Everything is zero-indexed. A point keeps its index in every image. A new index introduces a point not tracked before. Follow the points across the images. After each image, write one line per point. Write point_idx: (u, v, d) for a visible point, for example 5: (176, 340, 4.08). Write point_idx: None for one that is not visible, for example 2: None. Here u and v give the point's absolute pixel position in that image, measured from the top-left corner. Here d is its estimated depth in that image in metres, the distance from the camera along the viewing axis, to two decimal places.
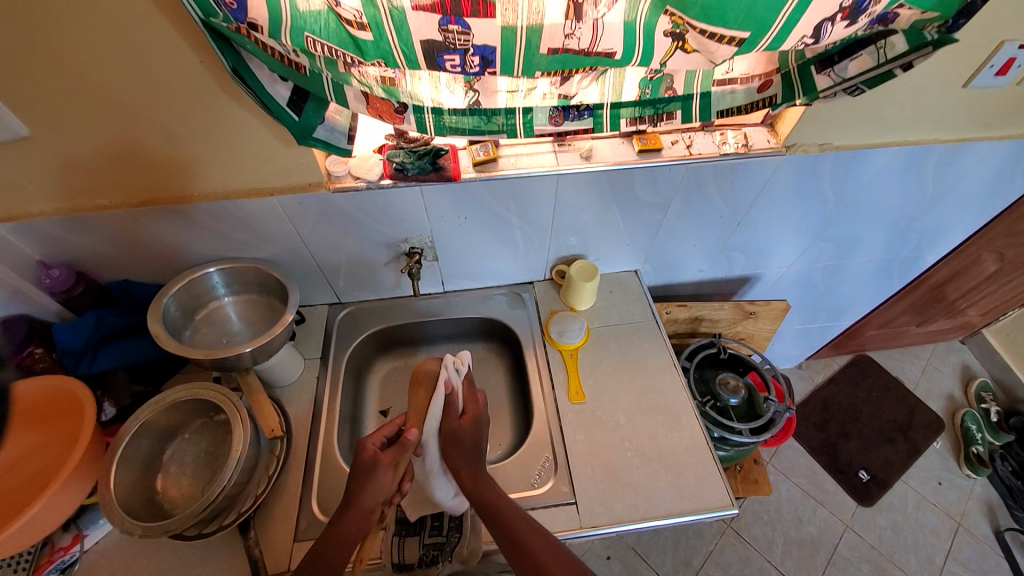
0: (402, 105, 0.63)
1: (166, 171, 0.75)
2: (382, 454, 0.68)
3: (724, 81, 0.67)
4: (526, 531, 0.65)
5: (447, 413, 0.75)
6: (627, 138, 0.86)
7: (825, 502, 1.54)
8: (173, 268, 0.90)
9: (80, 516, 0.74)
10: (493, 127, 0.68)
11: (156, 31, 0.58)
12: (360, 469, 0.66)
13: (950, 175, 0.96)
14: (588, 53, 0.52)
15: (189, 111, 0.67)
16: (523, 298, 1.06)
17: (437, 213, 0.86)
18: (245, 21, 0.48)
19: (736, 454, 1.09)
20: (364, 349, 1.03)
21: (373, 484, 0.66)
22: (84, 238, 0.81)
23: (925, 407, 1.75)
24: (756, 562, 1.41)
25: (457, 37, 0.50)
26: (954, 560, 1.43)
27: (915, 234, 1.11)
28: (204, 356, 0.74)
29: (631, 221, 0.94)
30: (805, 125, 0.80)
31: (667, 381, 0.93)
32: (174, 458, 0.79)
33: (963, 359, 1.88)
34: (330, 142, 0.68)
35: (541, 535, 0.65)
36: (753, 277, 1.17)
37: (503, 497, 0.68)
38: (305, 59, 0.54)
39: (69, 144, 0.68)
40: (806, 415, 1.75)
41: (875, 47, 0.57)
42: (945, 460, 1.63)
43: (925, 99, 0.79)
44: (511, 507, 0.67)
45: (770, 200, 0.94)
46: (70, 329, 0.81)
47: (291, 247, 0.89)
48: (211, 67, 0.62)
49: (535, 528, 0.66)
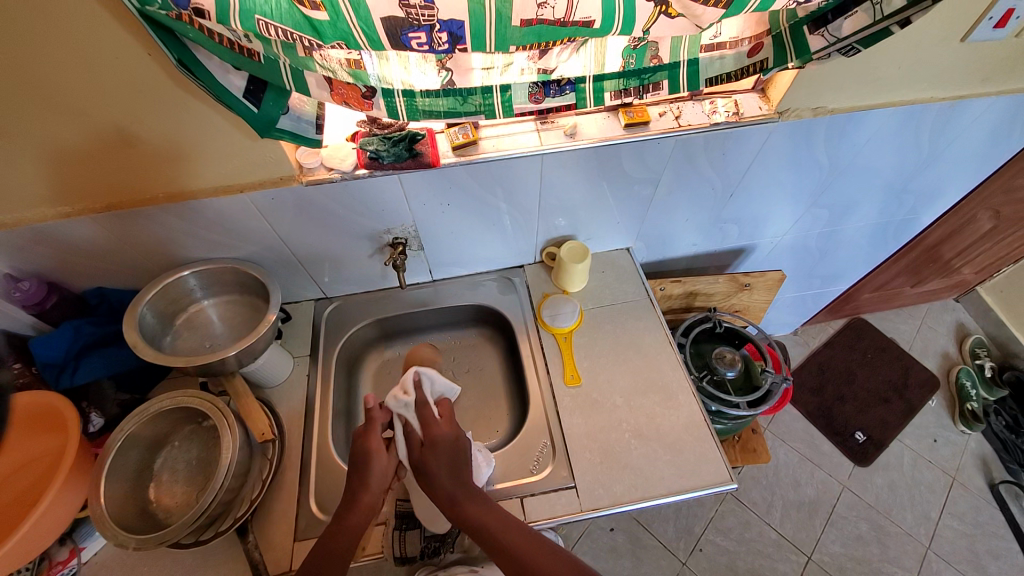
0: (370, 89, 0.59)
1: (128, 172, 0.70)
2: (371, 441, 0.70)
3: (712, 47, 0.62)
4: (506, 530, 0.64)
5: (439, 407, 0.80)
6: (613, 112, 0.82)
7: (823, 463, 1.56)
8: (149, 273, 0.86)
9: (75, 530, 0.73)
10: (470, 108, 0.63)
11: (95, 21, 0.53)
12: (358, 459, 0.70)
13: (947, 134, 0.93)
14: (564, 23, 0.48)
15: (145, 107, 0.63)
16: (513, 282, 1.04)
17: (418, 202, 0.82)
18: (188, 7, 0.45)
19: (734, 427, 1.09)
20: (355, 343, 1.01)
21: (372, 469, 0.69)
22: (49, 246, 0.77)
23: (919, 367, 1.77)
24: (756, 525, 1.44)
25: (420, 12, 0.46)
26: (948, 513, 1.47)
27: (910, 196, 1.09)
28: (186, 363, 0.71)
29: (620, 198, 0.91)
30: (799, 89, 0.76)
31: (663, 359, 0.92)
32: (165, 467, 0.77)
33: (957, 317, 1.88)
34: (297, 133, 0.64)
35: (523, 533, 0.64)
36: (747, 248, 1.15)
37: (484, 509, 0.66)
38: (259, 44, 0.50)
39: (17, 150, 0.64)
40: (803, 381, 1.76)
41: (871, 3, 0.53)
42: (939, 417, 1.66)
43: (922, 56, 0.75)
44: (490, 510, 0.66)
45: (762, 169, 0.91)
46: (47, 342, 0.78)
47: (269, 244, 0.85)
48: (160, 59, 0.58)
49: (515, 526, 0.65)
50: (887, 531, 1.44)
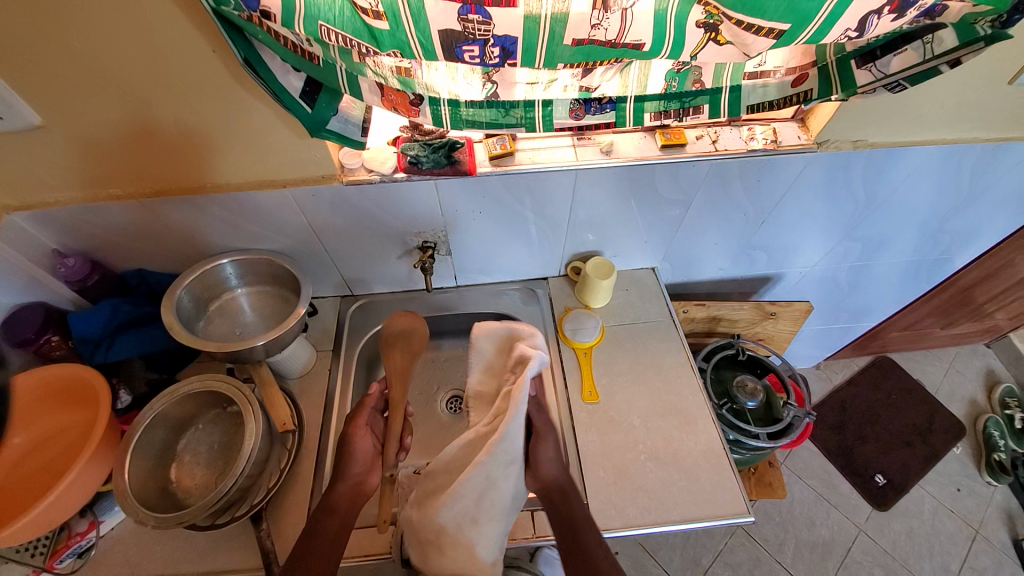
0: (418, 97, 0.61)
1: (177, 160, 0.74)
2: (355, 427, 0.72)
3: (757, 74, 0.63)
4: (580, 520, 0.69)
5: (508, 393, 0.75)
6: (650, 132, 0.82)
7: (839, 504, 1.51)
8: (187, 259, 0.89)
9: (97, 503, 0.75)
10: (511, 120, 0.66)
11: (166, 18, 0.56)
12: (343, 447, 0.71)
13: (990, 175, 0.91)
14: (614, 45, 0.49)
15: (201, 101, 0.66)
16: (536, 293, 1.04)
17: (451, 208, 0.84)
18: (257, 9, 0.47)
19: (751, 458, 1.07)
20: (377, 342, 1.02)
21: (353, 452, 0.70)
22: (99, 226, 0.81)
23: (947, 412, 1.71)
24: (766, 562, 1.40)
25: (477, 26, 0.47)
26: (971, 568, 1.40)
27: (947, 236, 1.07)
28: (217, 348, 0.73)
29: (650, 217, 0.91)
30: (840, 120, 0.76)
31: (683, 382, 0.91)
32: (188, 448, 0.79)
33: (989, 363, 1.82)
34: (343, 134, 0.67)
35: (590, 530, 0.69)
36: (774, 276, 1.13)
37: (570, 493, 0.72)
38: (320, 48, 0.53)
39: (79, 132, 0.68)
40: (822, 417, 1.71)
41: (921, 42, 0.54)
42: (965, 466, 1.59)
43: (968, 95, 0.74)
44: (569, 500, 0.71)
45: (796, 199, 0.90)
46: (86, 318, 0.81)
47: (303, 239, 0.88)
48: (222, 57, 0.61)
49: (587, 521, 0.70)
50: None
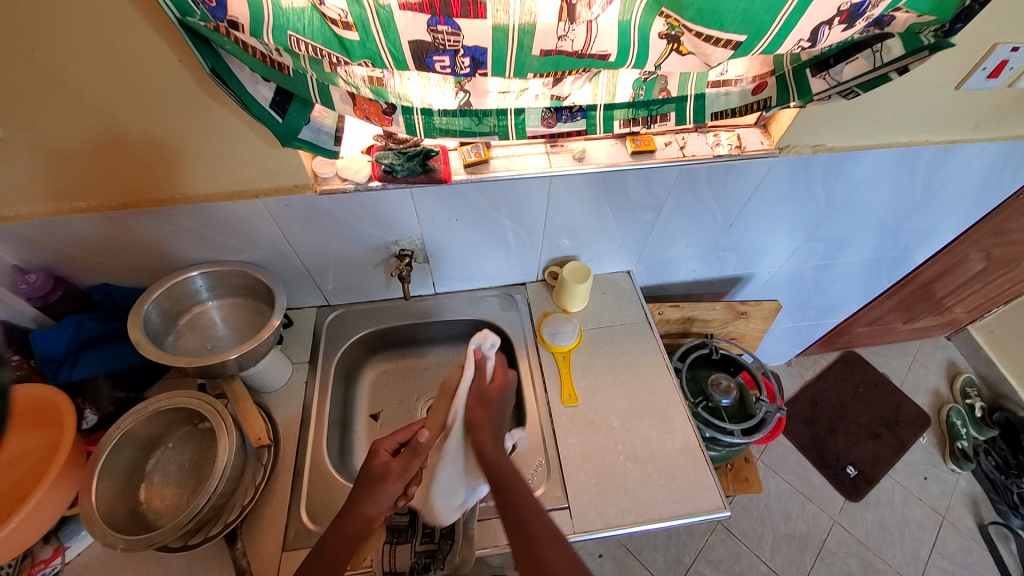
0: (390, 106, 0.62)
1: (145, 172, 0.72)
2: (393, 462, 0.70)
3: (718, 83, 0.65)
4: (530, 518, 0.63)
5: (477, 382, 0.81)
6: (621, 139, 0.85)
7: (814, 497, 1.56)
8: (154, 273, 0.87)
9: (61, 529, 0.72)
10: (485, 128, 0.67)
11: (129, 27, 0.55)
12: (372, 475, 0.68)
13: (940, 176, 0.96)
14: (582, 55, 0.51)
15: (169, 111, 0.65)
16: (515, 299, 1.05)
17: (427, 215, 0.84)
18: (225, 19, 0.47)
19: (727, 454, 1.10)
20: (354, 352, 1.01)
21: (379, 491, 0.67)
22: (60, 241, 0.78)
23: (911, 403, 1.78)
24: (746, 557, 1.43)
25: (446, 37, 0.48)
26: (939, 553, 1.46)
27: (904, 234, 1.12)
28: (189, 363, 0.72)
29: (623, 222, 0.93)
30: (800, 127, 0.79)
31: (661, 382, 0.93)
32: (157, 468, 0.77)
33: (948, 355, 1.91)
34: (315, 143, 0.66)
35: (551, 532, 0.62)
36: (745, 276, 1.17)
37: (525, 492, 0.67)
38: (289, 58, 0.53)
39: (41, 144, 0.65)
40: (795, 412, 1.77)
41: (871, 51, 0.57)
42: (930, 455, 1.66)
43: (918, 101, 0.79)
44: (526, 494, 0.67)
45: (762, 201, 0.93)
46: (48, 335, 0.78)
47: (277, 249, 0.87)
48: (190, 66, 0.60)
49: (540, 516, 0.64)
50: (876, 568, 1.43)
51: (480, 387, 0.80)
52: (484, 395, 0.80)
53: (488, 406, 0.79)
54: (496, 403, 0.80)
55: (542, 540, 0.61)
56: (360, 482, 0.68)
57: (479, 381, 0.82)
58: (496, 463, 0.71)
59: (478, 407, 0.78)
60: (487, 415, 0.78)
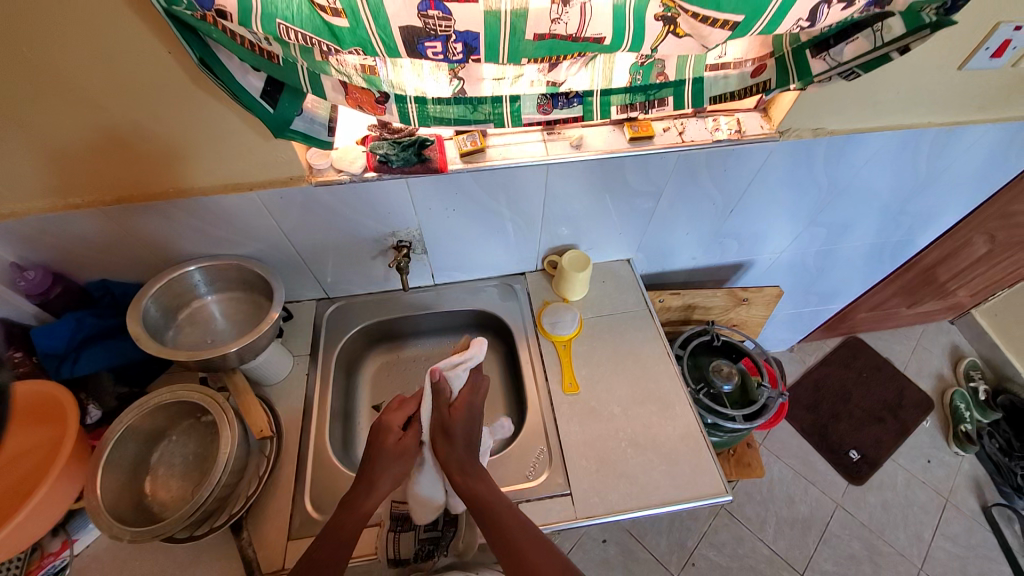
0: (384, 95, 0.61)
1: (140, 167, 0.72)
2: (405, 439, 0.71)
3: (717, 66, 0.64)
4: (509, 521, 0.65)
5: (437, 408, 0.73)
6: (618, 125, 0.84)
7: (817, 481, 1.57)
8: (153, 267, 0.87)
9: (69, 521, 0.73)
10: (480, 116, 0.65)
11: (117, 19, 0.54)
12: (382, 454, 0.69)
13: (943, 158, 0.95)
14: (576, 39, 0.50)
15: (160, 105, 0.64)
16: (514, 289, 1.05)
17: (424, 206, 0.84)
18: (212, 8, 0.46)
19: (728, 440, 1.10)
20: (355, 344, 1.01)
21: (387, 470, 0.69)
22: (57, 237, 0.78)
23: (914, 388, 1.78)
24: (749, 541, 1.44)
25: (437, 23, 0.47)
26: (941, 535, 1.47)
27: (907, 217, 1.11)
28: (188, 357, 0.72)
29: (622, 209, 0.92)
30: (799, 110, 0.78)
31: (662, 370, 0.93)
32: (162, 461, 0.78)
33: (952, 339, 1.90)
34: (309, 134, 0.66)
35: (531, 536, 0.64)
36: (746, 263, 1.16)
37: (496, 497, 0.68)
38: (278, 47, 0.52)
39: (32, 140, 0.65)
40: (798, 397, 1.77)
41: (872, 30, 0.55)
42: (933, 439, 1.67)
43: (922, 81, 0.77)
44: (496, 499, 0.68)
45: (763, 186, 0.92)
46: (49, 332, 0.79)
47: (275, 243, 0.86)
48: (179, 57, 0.59)
49: (516, 517, 0.66)
50: (879, 550, 1.44)
51: (443, 416, 0.72)
52: (445, 424, 0.72)
53: (452, 436, 0.71)
54: (462, 430, 0.73)
55: (524, 543, 0.63)
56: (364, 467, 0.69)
57: (439, 407, 0.73)
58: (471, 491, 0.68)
59: (440, 439, 0.71)
60: (452, 450, 0.70)
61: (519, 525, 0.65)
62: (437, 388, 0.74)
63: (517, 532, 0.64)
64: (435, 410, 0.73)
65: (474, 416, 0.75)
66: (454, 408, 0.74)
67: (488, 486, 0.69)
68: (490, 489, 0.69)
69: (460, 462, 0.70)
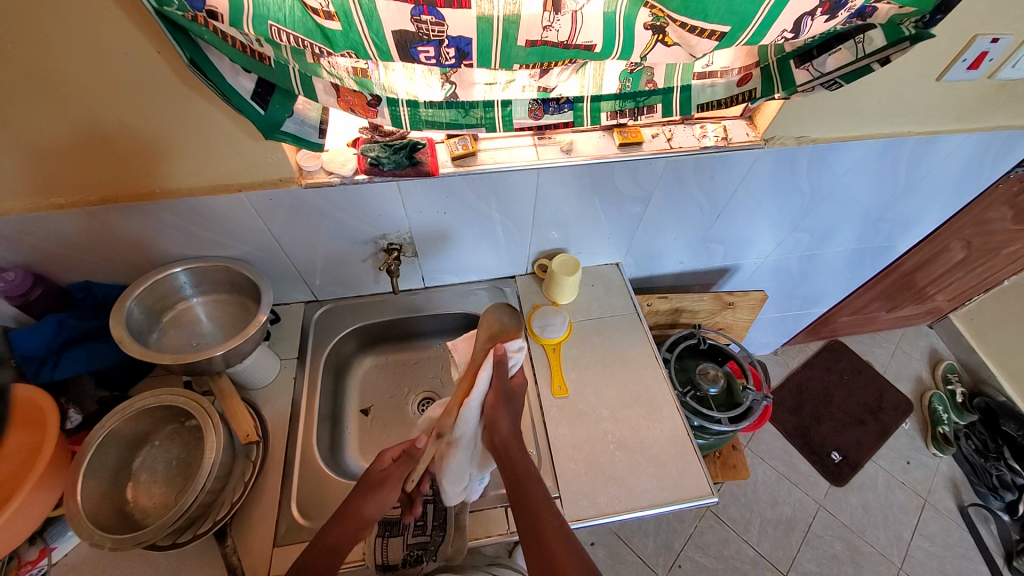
0: (376, 98, 0.61)
1: (125, 167, 0.71)
2: (391, 468, 0.69)
3: (704, 74, 0.66)
4: (546, 518, 0.60)
5: (499, 379, 0.72)
6: (608, 131, 0.85)
7: (801, 482, 1.59)
8: (137, 269, 0.85)
9: (47, 529, 0.71)
10: (471, 120, 0.66)
11: (105, 17, 0.54)
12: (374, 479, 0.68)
13: (922, 166, 0.98)
14: (567, 46, 0.51)
15: (148, 105, 0.63)
16: (504, 292, 1.05)
17: (415, 209, 0.84)
18: (203, 9, 0.46)
19: (715, 442, 1.11)
20: (343, 347, 1.01)
21: (379, 492, 0.67)
22: (38, 237, 0.76)
23: (894, 390, 1.82)
24: (734, 542, 1.46)
25: (430, 27, 0.48)
26: (920, 534, 1.51)
27: (887, 224, 1.14)
28: (173, 361, 0.71)
29: (611, 214, 0.93)
30: (783, 119, 0.80)
31: (650, 373, 0.94)
32: (144, 466, 0.76)
33: (930, 343, 1.95)
34: (300, 136, 0.66)
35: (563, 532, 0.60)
36: (732, 267, 1.18)
37: (534, 484, 0.64)
38: (270, 49, 0.52)
39: (14, 138, 0.63)
40: (782, 400, 1.80)
41: (854, 41, 0.57)
42: (913, 440, 1.71)
43: (901, 91, 0.79)
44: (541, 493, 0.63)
45: (748, 192, 0.94)
46: (28, 335, 0.76)
47: (262, 244, 0.85)
48: (168, 57, 0.58)
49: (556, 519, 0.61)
50: (861, 551, 1.46)
51: (505, 385, 0.73)
52: (508, 394, 0.72)
53: (512, 402, 0.73)
54: (518, 401, 0.74)
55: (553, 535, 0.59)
56: (360, 482, 0.69)
57: (500, 378, 0.72)
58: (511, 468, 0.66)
59: (501, 405, 0.71)
60: (508, 415, 0.71)
61: (556, 524, 0.60)
62: (500, 361, 0.73)
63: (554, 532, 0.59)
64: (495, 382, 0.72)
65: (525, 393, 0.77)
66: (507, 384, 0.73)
67: (530, 475, 0.65)
68: (535, 481, 0.64)
69: (506, 437, 0.69)
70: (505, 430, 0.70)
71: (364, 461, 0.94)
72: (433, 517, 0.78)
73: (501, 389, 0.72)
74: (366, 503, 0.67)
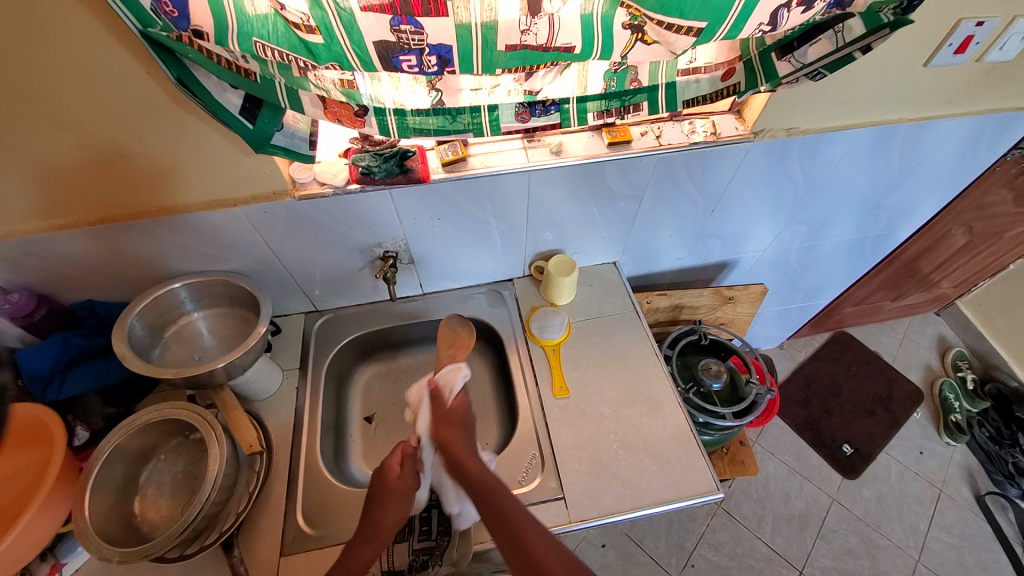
0: (362, 108, 0.62)
1: (123, 186, 0.72)
2: (399, 474, 0.70)
3: (689, 71, 0.66)
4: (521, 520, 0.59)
5: (436, 407, 0.77)
6: (597, 131, 0.85)
7: (812, 477, 1.58)
8: (139, 286, 0.87)
9: (57, 546, 0.72)
10: (459, 126, 0.66)
11: (95, 41, 0.55)
12: (380, 493, 0.68)
13: (916, 152, 0.97)
14: (546, 49, 0.51)
15: (142, 124, 0.65)
16: (503, 295, 1.06)
17: (408, 216, 0.84)
18: (188, 29, 0.47)
19: (721, 438, 1.10)
20: (345, 356, 1.01)
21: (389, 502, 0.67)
22: (41, 259, 0.77)
23: (903, 380, 1.80)
24: (747, 539, 1.44)
25: (410, 37, 0.48)
26: (937, 526, 1.48)
27: (885, 211, 1.13)
28: (174, 375, 0.71)
29: (605, 213, 0.93)
30: (771, 111, 0.80)
31: (650, 370, 0.94)
32: (151, 481, 0.77)
33: (938, 331, 1.93)
34: (291, 149, 0.66)
35: (542, 535, 0.58)
36: (730, 261, 1.18)
37: (510, 497, 0.63)
38: (256, 65, 0.53)
39: (14, 162, 0.65)
40: (789, 394, 1.78)
41: (834, 31, 0.57)
42: (925, 430, 1.68)
43: (890, 78, 0.79)
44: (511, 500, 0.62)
45: (742, 186, 0.94)
46: (35, 354, 0.78)
47: (261, 257, 0.86)
48: (158, 78, 0.60)
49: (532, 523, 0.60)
50: (876, 544, 1.44)
51: (439, 417, 0.76)
52: (447, 415, 0.76)
53: (452, 420, 0.76)
54: (461, 418, 0.76)
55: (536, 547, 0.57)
56: (372, 496, 0.68)
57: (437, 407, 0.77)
58: (475, 477, 0.67)
59: (443, 428, 0.75)
60: (455, 432, 0.74)
61: (531, 525, 0.59)
62: (435, 394, 0.79)
63: (528, 532, 0.58)
64: (431, 421, 0.76)
65: (469, 417, 0.77)
66: (449, 416, 0.76)
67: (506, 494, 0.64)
68: (501, 488, 0.64)
69: (460, 453, 0.70)
70: (460, 452, 0.71)
71: (369, 468, 0.94)
72: (439, 522, 0.78)
73: (439, 424, 0.75)
74: (387, 513, 0.66)
